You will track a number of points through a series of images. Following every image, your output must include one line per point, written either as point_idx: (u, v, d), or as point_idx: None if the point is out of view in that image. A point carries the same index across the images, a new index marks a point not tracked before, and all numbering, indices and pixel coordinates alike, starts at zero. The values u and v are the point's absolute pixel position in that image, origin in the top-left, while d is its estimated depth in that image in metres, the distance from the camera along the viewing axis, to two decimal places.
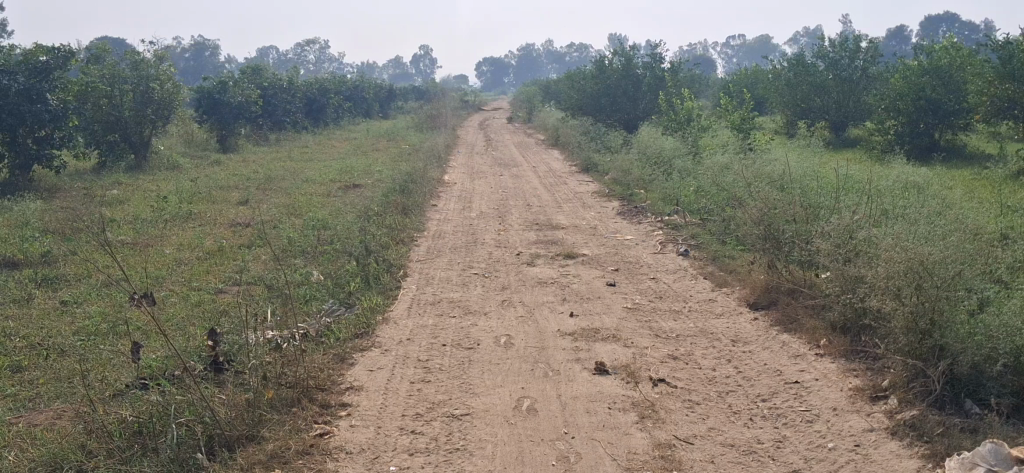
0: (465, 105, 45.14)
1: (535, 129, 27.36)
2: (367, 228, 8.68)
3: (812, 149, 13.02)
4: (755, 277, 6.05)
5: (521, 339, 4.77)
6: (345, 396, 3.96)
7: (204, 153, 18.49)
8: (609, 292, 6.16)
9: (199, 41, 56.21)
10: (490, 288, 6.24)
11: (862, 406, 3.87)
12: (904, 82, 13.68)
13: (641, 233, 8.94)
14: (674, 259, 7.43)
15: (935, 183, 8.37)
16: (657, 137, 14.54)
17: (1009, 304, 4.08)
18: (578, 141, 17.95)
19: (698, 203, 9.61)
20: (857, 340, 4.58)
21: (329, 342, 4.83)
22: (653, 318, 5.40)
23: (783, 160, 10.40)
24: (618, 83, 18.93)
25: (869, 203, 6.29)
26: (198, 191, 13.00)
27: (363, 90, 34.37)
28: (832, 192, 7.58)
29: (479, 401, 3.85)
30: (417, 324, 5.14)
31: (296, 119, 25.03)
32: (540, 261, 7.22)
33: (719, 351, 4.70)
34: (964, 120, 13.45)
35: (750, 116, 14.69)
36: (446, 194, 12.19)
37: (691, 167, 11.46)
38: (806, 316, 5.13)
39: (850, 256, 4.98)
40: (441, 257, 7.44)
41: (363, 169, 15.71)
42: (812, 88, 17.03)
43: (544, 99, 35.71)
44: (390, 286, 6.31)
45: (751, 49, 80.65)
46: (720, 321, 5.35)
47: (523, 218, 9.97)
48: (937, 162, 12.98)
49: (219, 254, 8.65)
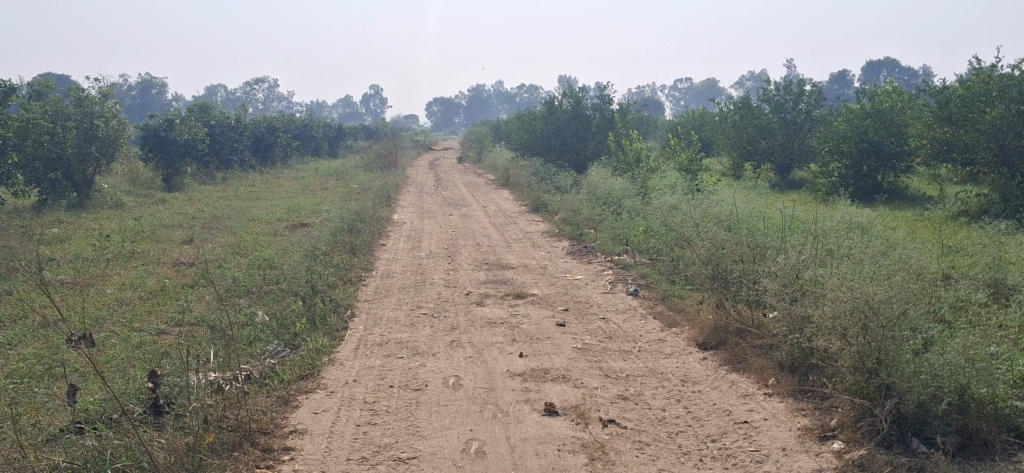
0: (415, 145, 45.16)
1: (485, 169, 27.40)
2: (314, 267, 8.57)
3: (758, 190, 13.25)
4: (704, 317, 6.07)
5: (470, 380, 4.70)
6: (288, 440, 3.86)
7: (149, 191, 18.22)
8: (558, 332, 6.14)
9: (146, 78, 55.65)
10: (438, 328, 6.18)
11: (811, 446, 3.85)
12: (847, 125, 14.01)
13: (591, 273, 8.96)
14: (624, 299, 7.44)
15: (878, 223, 8.52)
16: (606, 178, 14.68)
17: (953, 343, 4.14)
18: (528, 181, 18.04)
19: (647, 243, 9.68)
20: (805, 379, 4.60)
21: (274, 384, 4.72)
22: (602, 359, 5.37)
23: (730, 200, 10.54)
24: (568, 124, 19.10)
25: (816, 242, 6.37)
26: (142, 230, 12.76)
27: (312, 129, 34.22)
28: (780, 232, 7.69)
29: (426, 444, 3.77)
30: (364, 365, 5.05)
31: (243, 157, 24.79)
32: (489, 301, 7.19)
33: (668, 391, 4.69)
34: (905, 162, 13.78)
35: (696, 158, 14.91)
36: (395, 233, 12.14)
37: (641, 207, 11.55)
38: (754, 355, 5.15)
39: (797, 295, 5.00)
40: (389, 297, 7.35)
41: (310, 208, 15.57)
42: (758, 131, 17.32)
43: (494, 139, 35.87)
44: (336, 326, 6.21)
45: (698, 93, 82.08)
46: (669, 361, 5.35)
47: (473, 257, 9.95)
48: (881, 204, 13.27)
49: (162, 293, 8.48)
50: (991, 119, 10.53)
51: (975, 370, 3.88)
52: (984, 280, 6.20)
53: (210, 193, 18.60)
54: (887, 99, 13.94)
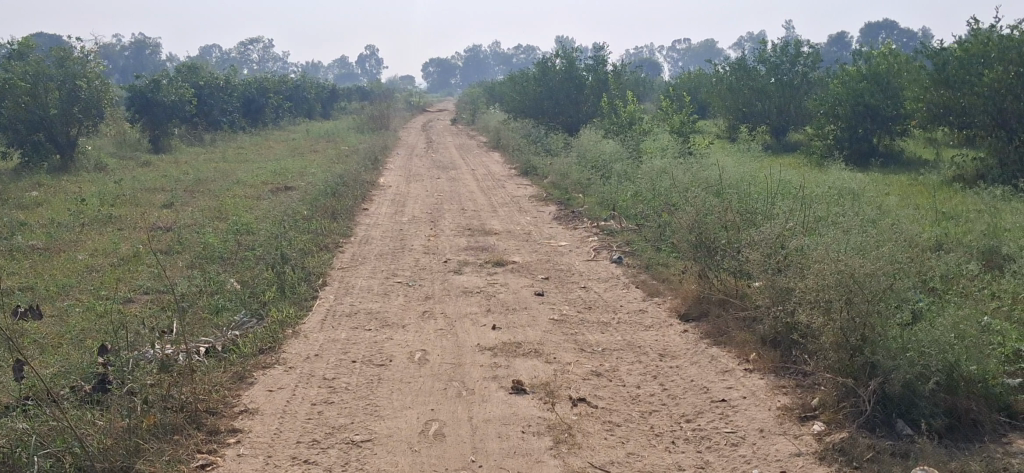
0: (409, 107, 44.75)
1: (478, 131, 27.09)
2: (292, 233, 8.34)
3: (751, 154, 13.02)
4: (687, 287, 5.84)
5: (437, 355, 4.48)
6: (237, 421, 3.65)
7: (134, 153, 17.92)
8: (536, 302, 5.92)
9: (139, 38, 54.88)
10: (412, 298, 5.97)
11: (790, 427, 3.64)
12: (843, 88, 13.75)
13: (576, 239, 8.72)
14: (607, 267, 7.22)
15: (872, 189, 8.29)
16: (597, 141, 14.41)
17: (943, 318, 3.93)
18: (518, 144, 17.77)
19: (635, 208, 9.45)
20: (787, 354, 4.39)
21: (231, 359, 4.50)
22: (579, 331, 5.16)
23: (722, 165, 10.30)
24: (561, 85, 18.74)
25: (804, 209, 6.14)
26: (122, 194, 12.50)
27: (304, 90, 33.78)
28: (769, 198, 7.47)
29: (382, 425, 3.56)
30: (328, 338, 4.83)
31: (233, 119, 24.43)
32: (468, 269, 6.96)
33: (644, 366, 4.48)
34: (900, 125, 13.55)
35: (690, 120, 14.64)
36: (379, 197, 11.89)
37: (631, 170, 11.30)
38: (737, 327, 4.93)
39: (781, 267, 4.77)
40: (365, 265, 7.13)
41: (296, 171, 15.29)
42: (753, 92, 17.03)
43: (489, 100, 35.49)
44: (305, 296, 5.98)
45: (696, 54, 81.39)
46: (648, 334, 5.13)
47: (456, 223, 9.71)
48: (876, 168, 13.05)
49: (134, 260, 8.24)
50: (989, 81, 10.26)
51: (965, 347, 3.66)
52: (978, 248, 5.98)
53: (197, 155, 18.31)
54: (885, 61, 13.67)
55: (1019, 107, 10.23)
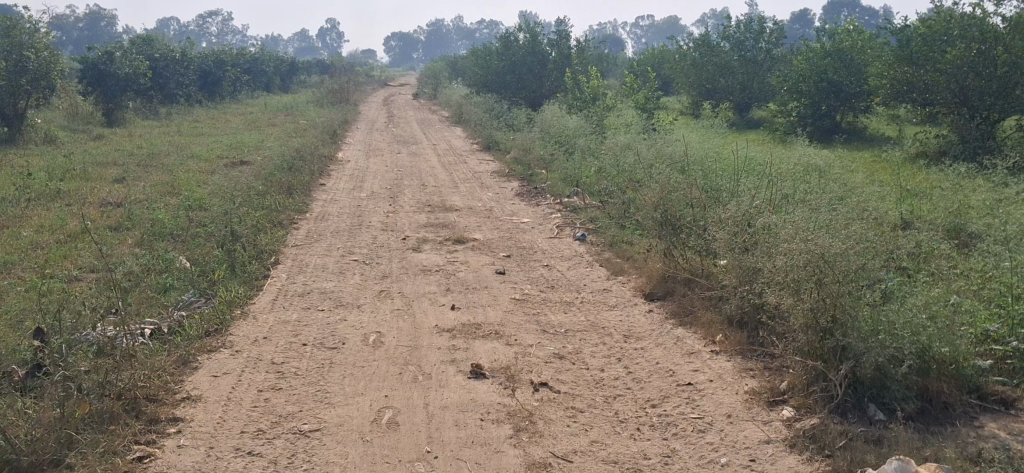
0: (371, 81, 44.21)
1: (439, 106, 26.78)
2: (245, 209, 8.08)
3: (715, 130, 12.91)
4: (652, 266, 5.69)
5: (392, 337, 4.30)
6: (178, 409, 3.45)
7: (87, 126, 17.43)
8: (497, 281, 5.75)
9: (94, 9, 53.56)
10: (368, 277, 5.77)
11: (759, 412, 3.51)
12: (806, 64, 13.67)
13: (538, 216, 8.55)
14: (570, 245, 7.06)
15: (837, 166, 8.20)
16: (560, 116, 14.23)
17: (913, 298, 3.81)
18: (481, 119, 17.53)
19: (599, 185, 9.30)
20: (754, 335, 4.25)
21: (175, 342, 4.29)
22: (541, 312, 5.00)
23: (686, 141, 10.17)
24: (524, 60, 18.48)
25: (769, 187, 6.02)
26: (72, 168, 12.10)
27: (263, 63, 33.17)
28: (734, 176, 7.36)
29: (333, 413, 3.38)
30: (279, 320, 4.62)
31: (189, 92, 23.90)
32: (427, 246, 6.76)
33: (608, 348, 4.33)
34: (863, 102, 13.52)
35: (654, 96, 14.50)
36: (338, 173, 11.63)
37: (594, 146, 11.15)
38: (702, 307, 4.80)
39: (747, 246, 4.62)
40: (320, 242, 6.91)
41: (253, 145, 14.95)
42: (716, 69, 16.94)
43: (451, 75, 35.15)
44: (257, 275, 5.76)
45: (660, 30, 81.28)
46: (612, 314, 4.99)
47: (416, 199, 9.50)
48: (838, 144, 13.01)
49: (81, 236, 7.93)
50: (952, 58, 10.23)
51: (937, 328, 3.55)
52: (944, 225, 5.90)
53: (151, 128, 17.85)
54: (848, 38, 13.61)
55: (981, 85, 10.21)
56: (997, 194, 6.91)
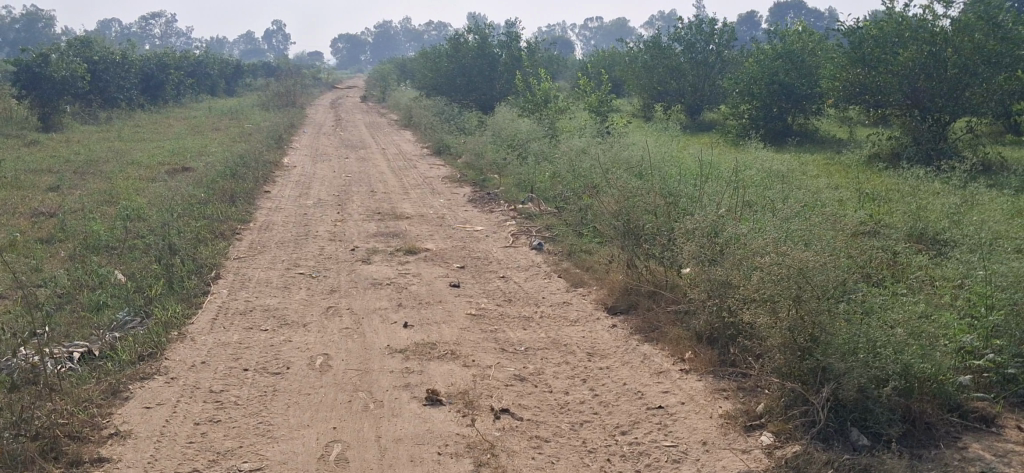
0: (318, 84, 43.61)
1: (388, 109, 26.41)
2: (185, 220, 7.70)
3: (669, 134, 12.76)
4: (613, 277, 5.47)
5: (341, 360, 4.01)
6: (103, 447, 3.11)
7: (21, 131, 16.75)
8: (452, 294, 5.48)
9: (32, 11, 52.13)
10: (315, 291, 5.46)
11: (735, 439, 3.29)
12: (758, 66, 13.60)
13: (492, 223, 8.30)
14: (526, 254, 6.82)
15: (795, 170, 8.06)
16: (512, 120, 13.99)
17: (891, 312, 3.62)
18: (431, 123, 17.23)
19: (553, 190, 9.07)
20: (725, 352, 4.04)
21: (103, 369, 3.94)
22: (500, 328, 4.74)
23: (641, 144, 9.99)
24: (473, 62, 18.21)
25: (731, 196, 5.84)
26: (3, 176, 11.55)
27: (207, 66, 32.46)
28: (692, 183, 7.18)
29: (276, 449, 3.08)
30: (218, 342, 4.30)
31: (130, 96, 23.21)
32: (377, 258, 6.47)
33: (572, 368, 4.08)
34: (813, 104, 13.49)
35: (606, 99, 14.32)
36: (284, 179, 11.25)
37: (548, 149, 10.91)
38: (669, 322, 4.58)
39: (716, 257, 4.42)
40: (265, 254, 6.58)
41: (196, 151, 14.47)
42: (667, 71, 16.83)
43: (399, 77, 34.73)
44: (196, 291, 5.42)
45: (608, 31, 81.46)
46: (574, 330, 4.75)
47: (366, 206, 9.18)
48: (791, 147, 12.94)
49: (9, 249, 7.49)
50: (903, 60, 10.17)
51: (919, 345, 3.36)
52: (906, 230, 5.77)
53: (90, 134, 17.23)
54: (799, 40, 13.55)
55: (932, 87, 10.17)
56: (957, 197, 6.80)
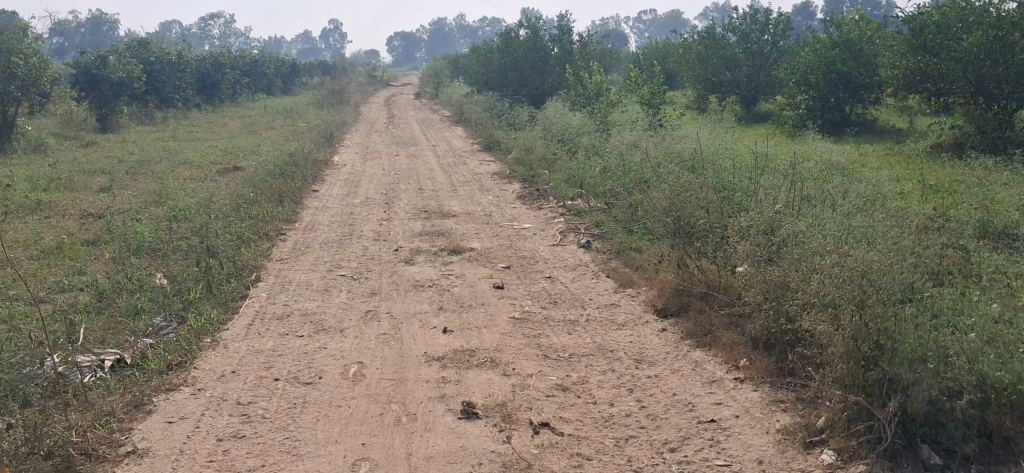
0: (372, 81, 43.78)
1: (440, 105, 26.35)
2: (229, 220, 7.62)
3: (723, 126, 12.43)
4: (664, 277, 5.22)
5: (376, 369, 3.82)
6: (120, 468, 2.99)
7: (79, 132, 16.95)
8: (495, 297, 5.28)
9: (96, 15, 53.17)
10: (355, 294, 5.31)
11: (795, 458, 3.03)
12: (815, 55, 13.19)
13: (540, 220, 8.09)
14: (574, 253, 6.60)
15: (855, 162, 7.72)
16: (563, 114, 13.76)
17: (965, 317, 3.32)
18: (481, 118, 17.08)
19: (603, 185, 8.84)
20: (783, 360, 3.77)
21: (131, 382, 3.83)
22: (543, 332, 4.53)
23: (694, 138, 9.70)
24: (525, 57, 18.01)
25: (788, 191, 5.56)
26: (57, 177, 11.64)
27: (263, 66, 32.72)
28: (746, 177, 6.89)
29: (300, 468, 2.91)
30: (251, 349, 4.15)
31: (187, 96, 23.42)
32: (420, 258, 6.30)
33: (618, 376, 3.85)
34: (873, 94, 13.05)
35: (659, 91, 14.01)
36: (332, 177, 11.17)
37: (598, 144, 10.66)
38: (723, 327, 4.33)
39: (772, 256, 4.15)
40: (307, 255, 6.45)
41: (248, 150, 14.48)
42: (721, 62, 16.45)
43: (451, 73, 34.68)
44: (234, 295, 5.30)
45: (662, 24, 80.79)
46: (622, 334, 4.51)
47: (412, 204, 9.04)
48: (850, 137, 12.52)
49: (57, 251, 7.47)
50: (968, 47, 9.72)
51: (996, 354, 3.06)
52: (974, 224, 5.43)
53: (146, 134, 17.38)
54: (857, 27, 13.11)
55: (998, 73, 9.70)
56: None
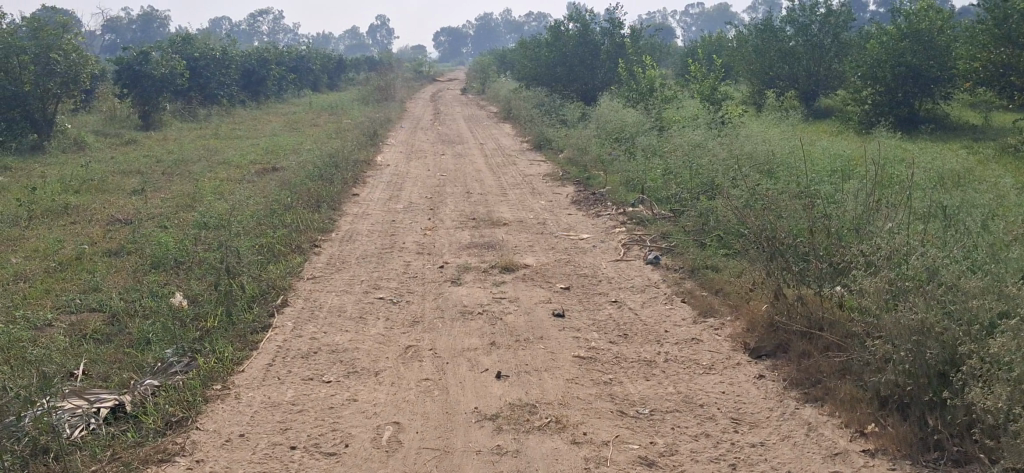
0: (417, 77, 43.20)
1: (487, 101, 25.67)
2: (261, 230, 6.98)
3: (787, 123, 11.58)
4: (755, 306, 4.46)
5: (415, 433, 3.13)
6: None
7: (120, 129, 16.48)
8: (555, 327, 4.55)
9: (148, 12, 53.18)
10: (395, 323, 4.62)
11: None
12: (881, 48, 12.26)
13: (599, 230, 7.35)
14: (640, 270, 5.86)
15: (950, 163, 6.86)
16: (617, 110, 12.98)
17: None
18: (531, 115, 16.35)
19: (666, 189, 8.07)
20: (926, 430, 2.99)
21: (120, 446, 3.16)
22: (616, 378, 3.79)
23: (763, 137, 8.89)
24: (574, 51, 17.22)
25: (898, 208, 4.78)
26: (90, 178, 11.11)
27: (310, 62, 32.20)
28: (833, 187, 6.09)
29: None
30: (267, 401, 3.47)
31: (232, 93, 22.88)
32: (469, 277, 5.60)
33: (715, 445, 3.11)
34: (944, 88, 12.10)
35: (719, 85, 13.16)
36: (374, 180, 10.52)
37: (657, 143, 9.88)
38: (836, 378, 3.55)
39: (897, 291, 3.38)
40: (342, 273, 5.77)
41: (289, 149, 13.88)
42: (779, 55, 15.55)
43: (497, 68, 33.91)
44: (256, 325, 4.63)
45: (711, 17, 79.33)
46: (710, 382, 3.76)
47: (458, 210, 8.34)
48: (922, 134, 11.59)
49: (75, 263, 6.87)
50: None
51: None
52: None
53: (187, 131, 16.88)
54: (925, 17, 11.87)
55: None
56: None
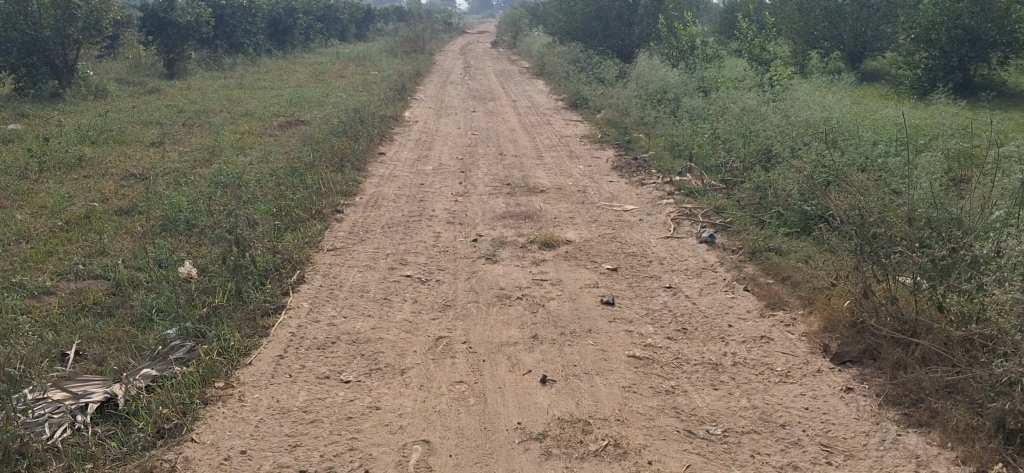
0: (447, 29, 42.34)
1: (519, 55, 24.96)
2: (281, 192, 6.47)
3: (839, 86, 10.91)
4: (833, 301, 3.92)
5: (449, 456, 2.65)
6: None
7: (143, 78, 15.96)
8: (604, 318, 4.02)
9: None
10: (423, 307, 4.11)
11: None
12: (935, 8, 11.47)
13: (643, 201, 6.79)
14: (693, 250, 5.31)
15: None
16: (657, 69, 12.33)
17: None
18: (565, 72, 15.71)
19: (716, 157, 7.49)
20: None
21: (102, 457, 2.68)
22: (679, 386, 3.27)
23: (818, 101, 8.27)
24: (612, 6, 16.47)
25: (994, 193, 4.20)
26: (109, 129, 10.63)
27: (338, 11, 31.48)
28: (907, 161, 5.49)
29: None
30: (274, 408, 2.99)
31: (258, 41, 22.29)
32: (505, 253, 5.08)
33: None
34: (1003, 53, 11.26)
35: (766, 45, 12.44)
36: (402, 137, 9.98)
37: (703, 106, 9.27)
38: (940, 398, 3.02)
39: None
40: (367, 244, 5.27)
41: (316, 102, 13.34)
42: (824, 15, 14.77)
43: (528, 22, 33.04)
44: (269, 305, 4.14)
45: None
46: (789, 393, 3.24)
47: (492, 174, 7.80)
48: (980, 102, 10.88)
49: (83, 222, 6.42)
50: None
51: None
52: None
53: (212, 81, 16.35)
54: None
55: None
56: None
